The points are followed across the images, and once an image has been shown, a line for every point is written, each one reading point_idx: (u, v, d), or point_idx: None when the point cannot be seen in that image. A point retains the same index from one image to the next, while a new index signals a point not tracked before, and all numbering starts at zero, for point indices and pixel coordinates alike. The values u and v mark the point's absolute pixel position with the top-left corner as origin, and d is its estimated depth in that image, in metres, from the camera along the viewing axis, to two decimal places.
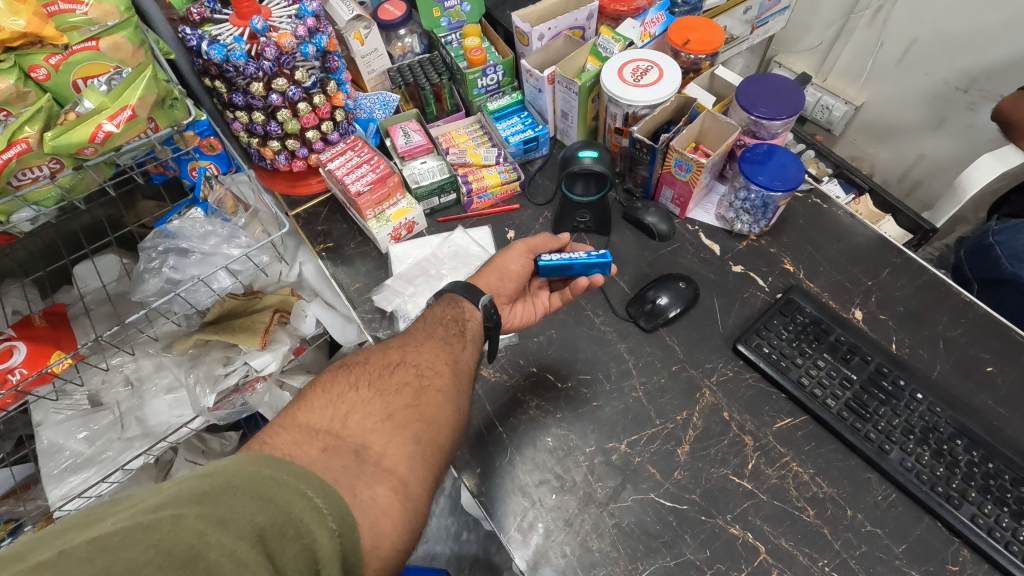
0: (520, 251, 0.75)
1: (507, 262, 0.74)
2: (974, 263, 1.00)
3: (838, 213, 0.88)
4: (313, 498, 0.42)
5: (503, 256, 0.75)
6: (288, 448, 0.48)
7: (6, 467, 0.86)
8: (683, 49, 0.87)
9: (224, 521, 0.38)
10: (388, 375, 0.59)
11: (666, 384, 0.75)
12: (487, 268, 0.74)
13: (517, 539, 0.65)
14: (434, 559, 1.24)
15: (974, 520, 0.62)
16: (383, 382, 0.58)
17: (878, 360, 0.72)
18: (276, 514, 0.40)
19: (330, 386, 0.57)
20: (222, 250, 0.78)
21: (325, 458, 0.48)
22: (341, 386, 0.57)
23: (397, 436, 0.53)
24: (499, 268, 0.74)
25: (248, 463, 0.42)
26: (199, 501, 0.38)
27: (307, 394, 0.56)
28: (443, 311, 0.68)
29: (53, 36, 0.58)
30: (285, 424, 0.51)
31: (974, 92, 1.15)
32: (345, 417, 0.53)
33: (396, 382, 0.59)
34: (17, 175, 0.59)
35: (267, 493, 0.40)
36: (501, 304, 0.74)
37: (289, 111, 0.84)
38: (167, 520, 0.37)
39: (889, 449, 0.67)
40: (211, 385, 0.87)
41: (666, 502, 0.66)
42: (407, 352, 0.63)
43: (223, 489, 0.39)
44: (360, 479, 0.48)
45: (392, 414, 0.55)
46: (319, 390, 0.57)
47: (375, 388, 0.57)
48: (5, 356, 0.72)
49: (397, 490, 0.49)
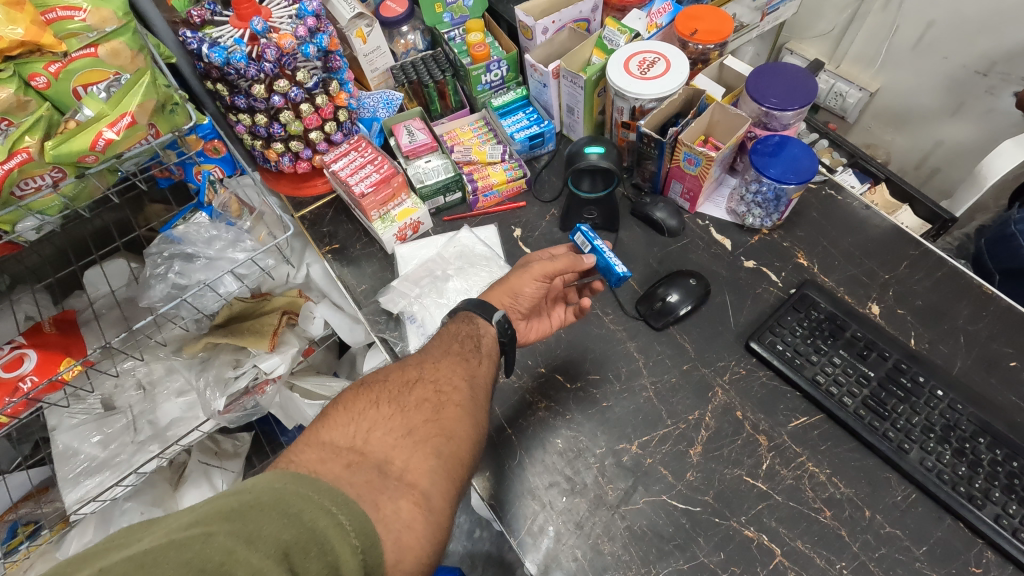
0: (534, 273, 0.70)
1: (520, 284, 0.70)
2: (996, 254, 0.97)
3: (854, 204, 0.86)
4: (338, 515, 0.42)
5: (516, 276, 0.71)
6: (312, 466, 0.48)
7: (23, 469, 0.90)
8: (691, 39, 0.85)
9: (251, 539, 0.38)
10: (407, 392, 0.58)
11: (678, 384, 0.73)
12: (499, 287, 0.71)
13: (527, 543, 0.64)
14: (448, 557, 1.24)
15: (997, 521, 0.60)
16: (404, 399, 0.57)
17: (895, 357, 0.70)
18: (301, 531, 0.40)
19: (352, 403, 0.56)
20: (228, 254, 0.78)
21: (348, 473, 0.48)
22: (362, 404, 0.56)
23: (415, 452, 0.53)
24: (512, 291, 0.70)
25: (274, 480, 0.42)
26: (227, 519, 0.38)
27: (330, 411, 0.56)
28: (457, 329, 0.67)
29: (52, 43, 0.57)
30: (309, 442, 0.51)
31: (994, 76, 1.11)
32: (367, 434, 0.53)
33: (416, 399, 0.58)
34: (19, 185, 0.59)
35: (292, 509, 0.41)
36: (515, 320, 0.73)
37: (292, 112, 0.83)
38: (199, 537, 0.37)
39: (909, 448, 0.65)
40: (220, 389, 0.88)
41: (679, 504, 0.65)
42: (425, 369, 0.61)
43: (250, 507, 0.40)
44: (381, 494, 0.48)
45: (412, 430, 0.54)
46: (341, 407, 0.56)
47: (396, 404, 0.57)
48: (15, 364, 0.72)
49: (419, 505, 0.49)
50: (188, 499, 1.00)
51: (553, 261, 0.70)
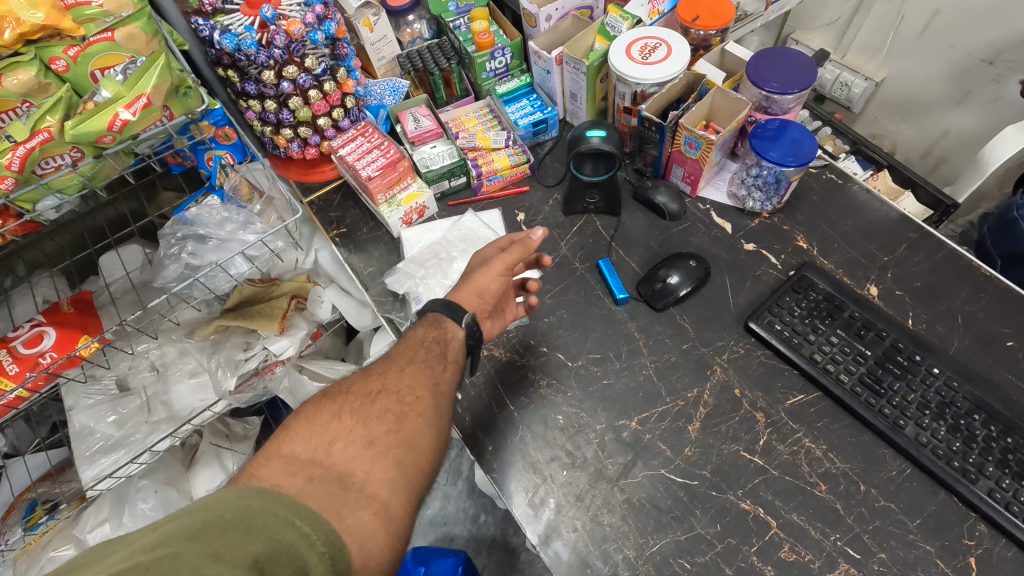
0: (497, 269, 0.69)
1: (486, 281, 0.69)
2: (998, 240, 0.97)
3: (854, 189, 0.87)
4: (303, 525, 0.44)
5: (480, 274, 0.69)
6: (275, 480, 0.48)
7: (43, 450, 0.92)
8: (692, 25, 0.86)
9: (217, 556, 0.40)
10: (369, 403, 0.57)
11: (677, 362, 0.75)
12: (465, 285, 0.69)
13: (528, 514, 0.66)
14: (453, 540, 1.26)
15: (991, 495, 0.61)
16: (366, 411, 0.56)
17: (893, 337, 0.71)
18: (266, 545, 0.41)
19: (314, 415, 0.56)
20: (239, 235, 0.80)
21: (310, 488, 0.48)
22: (324, 416, 0.55)
23: (377, 464, 0.52)
24: (479, 289, 0.69)
25: (238, 495, 0.44)
26: (191, 538, 0.40)
27: (291, 422, 0.55)
28: (425, 333, 0.65)
29: (71, 28, 0.59)
30: (270, 455, 0.51)
31: (1000, 64, 1.11)
32: (329, 446, 0.53)
33: (378, 410, 0.57)
34: (41, 164, 0.62)
35: (258, 524, 0.42)
36: (481, 319, 0.71)
37: (300, 99, 0.86)
38: (163, 559, 0.39)
39: (904, 424, 0.66)
40: (231, 369, 0.91)
41: (677, 478, 0.66)
42: (388, 380, 0.60)
43: (215, 523, 0.42)
44: (343, 506, 0.48)
45: (374, 441, 0.54)
46: (303, 419, 0.55)
47: (357, 417, 0.56)
48: (36, 341, 0.74)
49: (379, 514, 0.49)
50: (200, 479, 1.03)
51: (510, 254, 0.70)
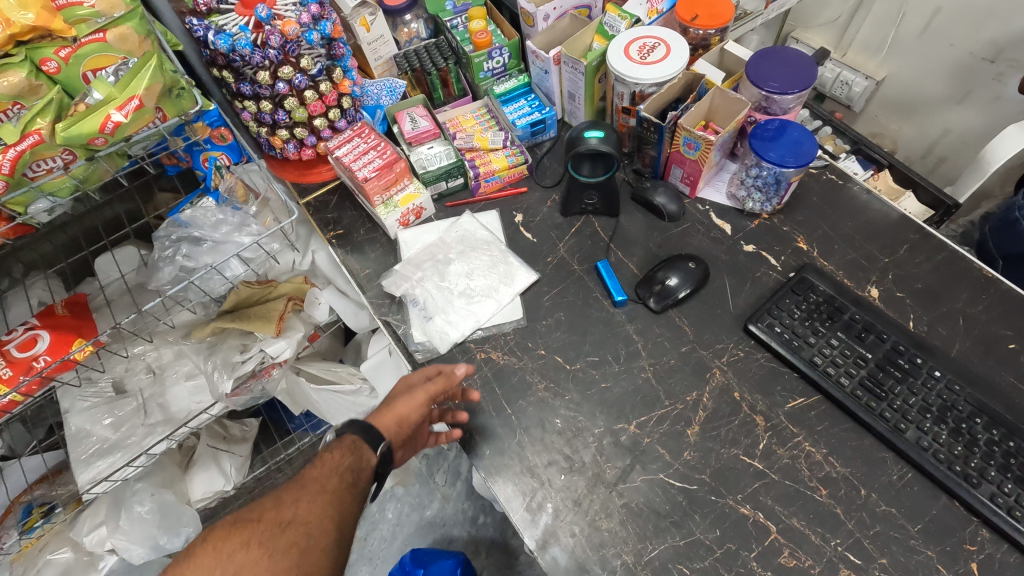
0: (421, 400, 0.67)
1: (408, 411, 0.67)
2: (1000, 240, 0.97)
3: (855, 189, 0.86)
4: None
5: (403, 401, 0.67)
6: None
7: (39, 453, 0.91)
8: (691, 24, 0.86)
9: None
10: (276, 536, 0.54)
11: (676, 365, 0.74)
12: (385, 411, 0.67)
13: (526, 519, 0.66)
14: (452, 542, 1.26)
15: (993, 499, 0.61)
16: (272, 542, 0.53)
17: (894, 339, 0.71)
18: None
19: (221, 542, 0.52)
20: (234, 238, 0.80)
21: None
22: (231, 544, 0.52)
23: None
24: (398, 418, 0.66)
25: None
26: None
27: (196, 548, 0.52)
28: (340, 456, 0.61)
29: (62, 29, 0.59)
30: None
31: (1001, 63, 1.11)
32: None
33: (284, 543, 0.53)
34: (32, 167, 0.61)
35: None
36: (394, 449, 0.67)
37: (296, 99, 0.85)
38: None
39: (905, 428, 0.65)
40: (228, 371, 0.89)
41: (675, 482, 0.66)
42: (299, 507, 0.56)
43: None
44: None
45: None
46: (210, 546, 0.52)
47: (261, 548, 0.52)
48: (29, 344, 0.74)
49: None
50: (197, 481, 1.03)
51: (434, 384, 0.69)
